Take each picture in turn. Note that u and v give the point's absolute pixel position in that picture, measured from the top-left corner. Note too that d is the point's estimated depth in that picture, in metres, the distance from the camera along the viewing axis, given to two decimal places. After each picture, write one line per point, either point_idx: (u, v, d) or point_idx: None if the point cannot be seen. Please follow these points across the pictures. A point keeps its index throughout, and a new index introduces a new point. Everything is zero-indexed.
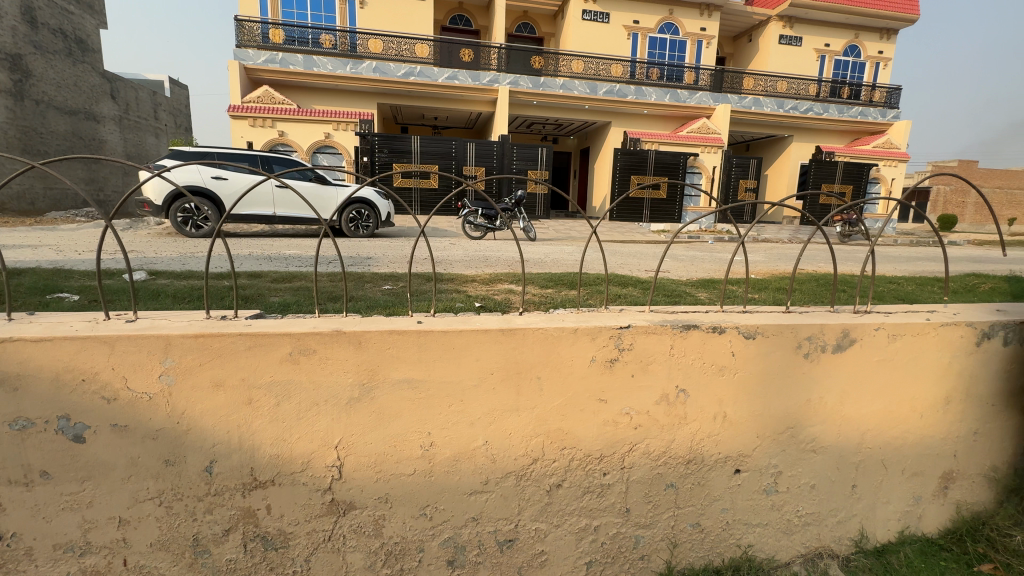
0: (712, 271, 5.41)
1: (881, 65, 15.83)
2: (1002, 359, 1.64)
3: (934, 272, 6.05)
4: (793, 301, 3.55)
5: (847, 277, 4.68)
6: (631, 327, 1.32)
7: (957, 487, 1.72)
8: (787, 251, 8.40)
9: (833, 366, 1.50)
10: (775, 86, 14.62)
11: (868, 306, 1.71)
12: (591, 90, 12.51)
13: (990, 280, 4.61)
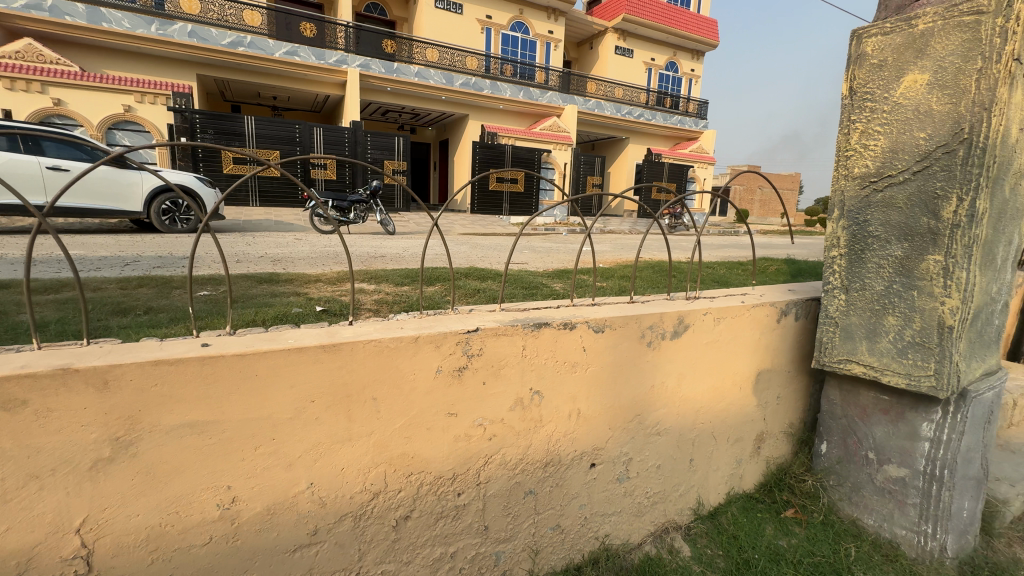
0: (565, 261, 5.73)
1: (693, 81, 18.59)
2: (794, 332, 1.92)
3: (735, 257, 7.31)
4: (635, 287, 3.88)
5: (674, 263, 5.33)
6: (479, 330, 1.19)
7: (767, 445, 1.98)
8: (627, 241, 9.42)
9: (672, 352, 1.58)
10: (613, 91, 16.17)
11: (697, 291, 1.85)
12: (447, 81, 12.34)
13: (774, 262, 5.68)
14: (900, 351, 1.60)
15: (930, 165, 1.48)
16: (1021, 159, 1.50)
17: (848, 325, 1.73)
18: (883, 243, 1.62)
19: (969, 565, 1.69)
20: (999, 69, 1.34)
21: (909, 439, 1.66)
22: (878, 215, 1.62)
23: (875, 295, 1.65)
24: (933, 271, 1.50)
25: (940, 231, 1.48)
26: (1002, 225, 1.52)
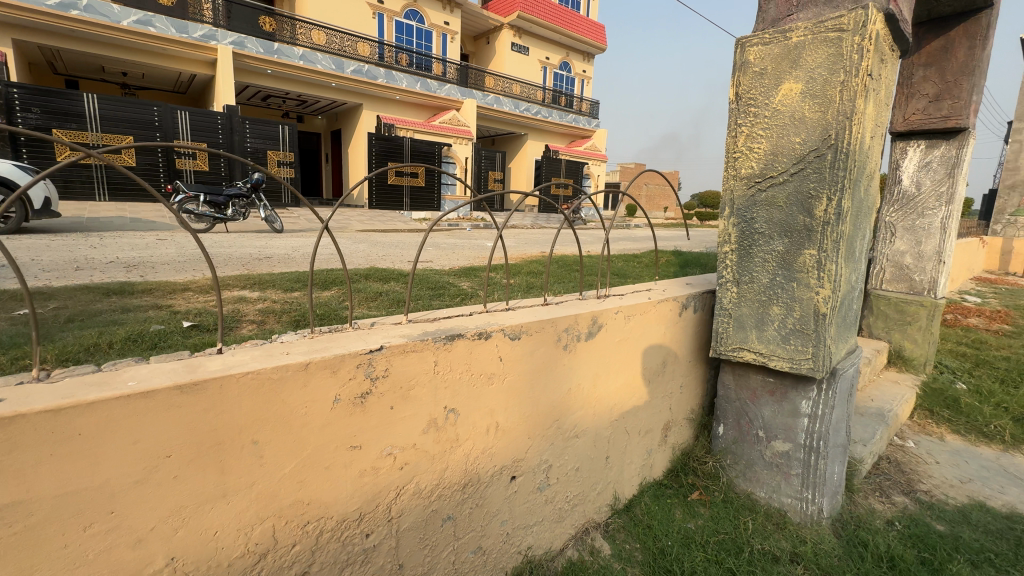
0: (473, 258, 5.64)
1: (585, 82, 19.53)
2: (693, 323, 2.02)
3: (630, 250, 7.83)
4: (542, 283, 3.92)
5: (578, 258, 5.52)
6: (384, 348, 1.05)
7: (673, 432, 2.08)
8: (530, 236, 9.65)
9: (587, 353, 1.56)
10: (511, 88, 16.40)
11: (606, 289, 1.87)
12: (336, 67, 11.53)
13: (665, 254, 6.14)
14: (784, 338, 1.74)
15: (804, 168, 1.62)
16: (871, 163, 1.71)
17: (739, 316, 1.86)
18: (766, 239, 1.75)
19: (839, 521, 1.92)
20: (858, 83, 1.49)
21: (791, 416, 1.83)
22: (762, 213, 1.75)
23: (761, 287, 1.78)
24: (808, 264, 1.65)
25: (813, 228, 1.63)
26: (859, 222, 1.72)
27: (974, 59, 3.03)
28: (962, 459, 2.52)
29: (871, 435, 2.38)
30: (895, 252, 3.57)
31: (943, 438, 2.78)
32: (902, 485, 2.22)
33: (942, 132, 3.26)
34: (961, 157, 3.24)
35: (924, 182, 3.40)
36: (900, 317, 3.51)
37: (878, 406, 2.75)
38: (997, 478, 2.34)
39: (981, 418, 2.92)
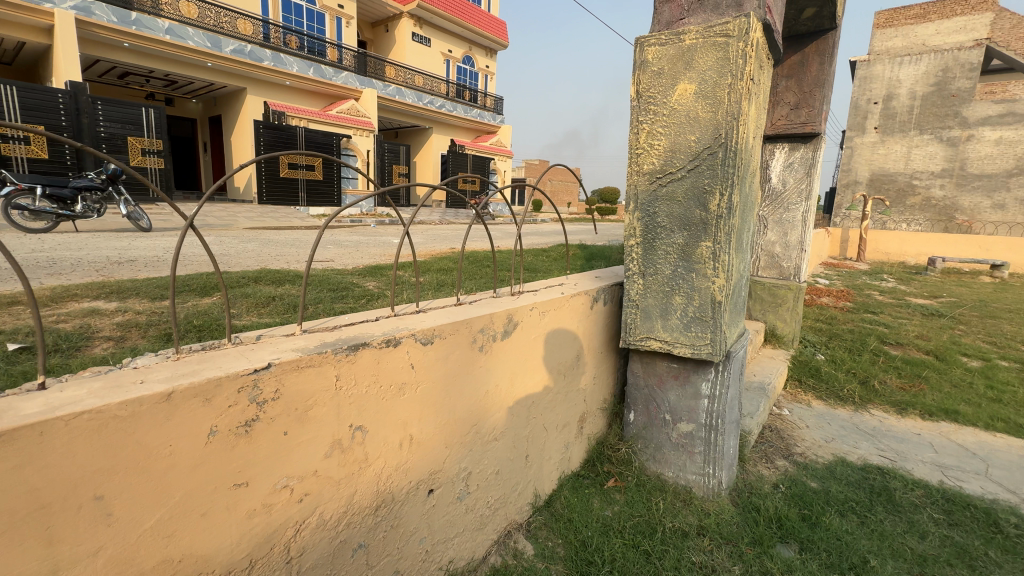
0: (379, 256, 5.40)
1: (489, 77, 19.65)
2: (604, 315, 2.07)
3: (537, 245, 8.03)
4: (452, 280, 3.83)
5: (488, 253, 5.53)
6: (273, 366, 0.90)
7: (588, 424, 2.12)
8: (438, 233, 9.48)
9: (504, 353, 1.51)
10: (413, 79, 15.94)
11: (520, 285, 1.84)
12: (213, 45, 10.31)
13: (570, 248, 6.39)
14: (685, 325, 1.84)
15: (700, 165, 1.72)
16: (754, 161, 1.86)
17: (645, 307, 1.93)
18: (667, 231, 1.83)
19: (736, 490, 2.09)
20: (743, 86, 1.61)
21: (694, 398, 1.95)
22: (663, 207, 1.83)
23: (664, 278, 1.87)
24: (706, 255, 1.75)
25: (709, 221, 1.73)
26: (746, 215, 1.86)
27: (824, 73, 3.49)
28: (825, 421, 2.91)
29: (757, 407, 2.65)
30: (767, 242, 4.02)
31: (810, 404, 3.19)
32: (783, 450, 2.49)
33: (801, 136, 3.72)
34: (816, 159, 3.73)
35: (789, 180, 3.86)
36: (773, 300, 3.97)
37: (759, 380, 3.07)
38: (852, 435, 2.73)
39: (837, 384, 3.40)
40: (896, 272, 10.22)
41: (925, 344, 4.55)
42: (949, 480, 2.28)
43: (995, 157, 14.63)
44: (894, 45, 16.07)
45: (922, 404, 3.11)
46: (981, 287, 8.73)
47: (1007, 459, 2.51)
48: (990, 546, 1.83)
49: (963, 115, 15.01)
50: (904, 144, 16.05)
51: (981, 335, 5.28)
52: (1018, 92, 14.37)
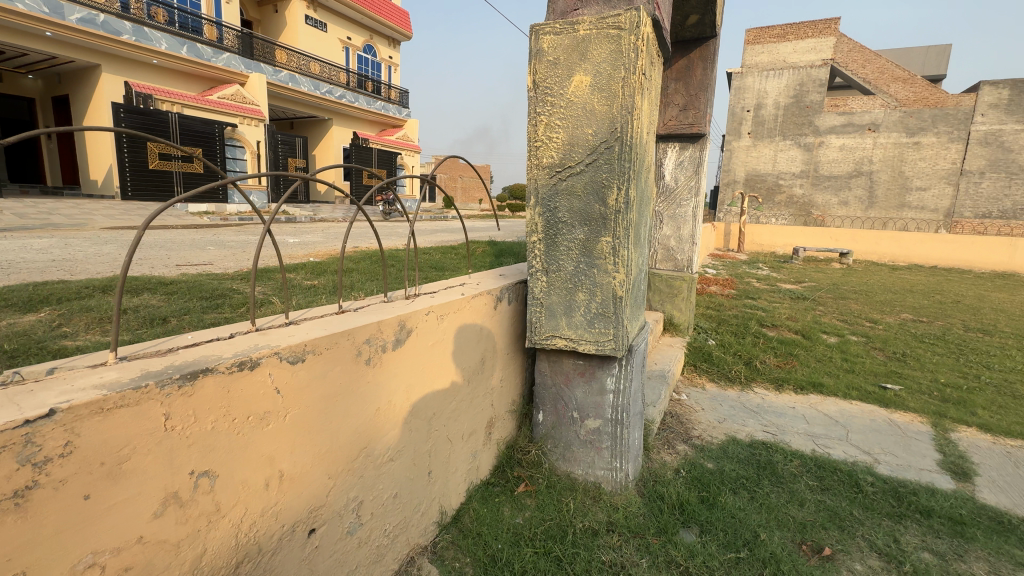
0: (269, 258, 4.91)
1: (392, 68, 19.00)
2: (508, 315, 1.99)
3: (446, 242, 7.85)
4: (351, 282, 3.54)
5: (392, 252, 5.28)
6: (60, 412, 0.68)
7: (496, 429, 2.02)
8: (340, 231, 8.90)
9: (395, 364, 1.36)
10: (308, 66, 14.83)
11: (416, 288, 1.69)
12: (52, 10, 8.68)
13: (479, 245, 6.34)
14: (589, 322, 1.82)
15: (597, 158, 1.69)
16: (648, 157, 1.89)
17: (549, 304, 1.88)
18: (568, 227, 1.79)
19: (641, 480, 2.13)
20: (635, 80, 1.60)
21: (599, 394, 1.95)
22: (563, 202, 1.78)
23: (566, 275, 1.83)
24: (606, 250, 1.74)
25: (608, 216, 1.72)
26: (643, 210, 1.89)
27: (707, 78, 3.76)
28: (717, 402, 3.12)
29: (658, 395, 2.75)
30: (664, 236, 4.25)
31: (704, 387, 3.40)
32: (682, 435, 2.61)
33: (689, 136, 3.97)
34: (702, 158, 4.00)
35: (680, 177, 4.10)
36: (669, 291, 4.20)
37: (660, 368, 3.21)
38: (740, 413, 2.96)
39: (726, 366, 3.68)
40: (768, 261, 11.57)
41: (794, 325, 5.14)
42: (820, 448, 2.53)
43: (839, 161, 17.18)
44: (761, 60, 18.15)
45: (795, 379, 3.47)
46: (833, 272, 10.16)
47: (862, 424, 2.86)
48: (854, 506, 2.05)
49: (815, 124, 17.40)
50: (771, 148, 18.23)
51: (836, 314, 6.11)
52: (854, 106, 16.98)
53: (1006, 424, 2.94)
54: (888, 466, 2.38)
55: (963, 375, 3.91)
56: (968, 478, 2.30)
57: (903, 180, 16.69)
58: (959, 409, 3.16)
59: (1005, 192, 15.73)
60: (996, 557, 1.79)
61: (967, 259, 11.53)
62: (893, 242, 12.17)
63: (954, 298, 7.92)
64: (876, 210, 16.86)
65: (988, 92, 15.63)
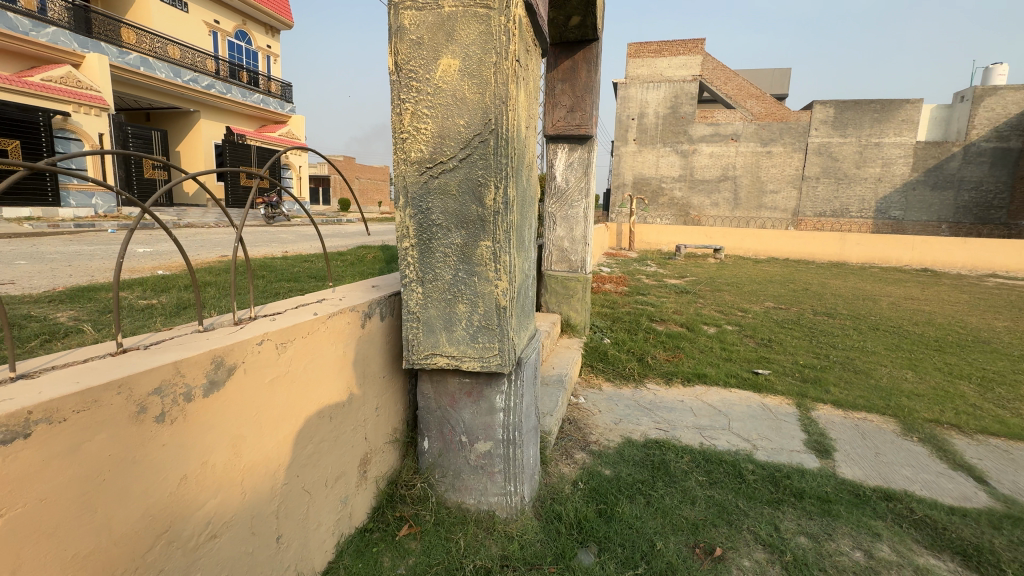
0: (103, 273, 4.09)
1: (270, 59, 17.46)
2: (382, 332, 1.73)
3: (336, 248, 7.27)
4: (202, 300, 3.01)
5: (266, 262, 4.70)
6: None
7: (373, 465, 1.74)
8: (208, 239, 7.83)
9: (211, 414, 1.04)
10: (165, 50, 12.96)
11: (255, 310, 1.37)
12: None
13: (371, 251, 5.96)
14: (472, 336, 1.63)
15: (471, 153, 1.51)
16: (529, 153, 1.75)
17: (427, 319, 1.65)
18: (444, 231, 1.59)
19: (538, 500, 1.99)
20: (508, 66, 1.45)
21: (488, 414, 1.77)
22: (437, 202, 1.57)
23: (444, 285, 1.62)
24: (487, 257, 1.57)
25: (488, 218, 1.54)
26: (525, 211, 1.75)
27: (591, 79, 3.79)
28: (614, 402, 3.12)
29: (554, 403, 2.66)
30: (557, 238, 4.24)
31: (601, 387, 3.40)
32: (580, 442, 2.54)
33: (577, 138, 3.98)
34: (590, 160, 4.05)
35: (570, 178, 4.11)
36: (565, 292, 4.20)
37: (557, 373, 3.14)
38: (634, 412, 2.97)
39: (620, 364, 3.74)
40: (655, 258, 12.49)
41: (679, 318, 5.49)
42: (706, 441, 2.61)
43: (710, 167, 19.20)
44: (641, 73, 19.55)
45: (682, 372, 3.63)
46: (709, 267, 11.22)
47: (740, 411, 3.03)
48: (739, 497, 2.11)
49: (689, 134, 19.23)
50: (653, 154, 19.82)
51: (713, 305, 6.69)
52: (720, 118, 19.05)
53: (853, 398, 3.32)
54: (765, 451, 2.52)
55: (816, 356, 4.41)
56: (828, 455, 2.50)
57: (760, 184, 19.13)
58: (816, 388, 3.52)
59: (834, 194, 18.73)
60: (858, 531, 1.92)
61: (810, 251, 13.47)
62: (755, 238, 13.85)
63: (803, 286, 9.14)
64: (740, 210, 19.20)
65: (819, 110, 18.45)
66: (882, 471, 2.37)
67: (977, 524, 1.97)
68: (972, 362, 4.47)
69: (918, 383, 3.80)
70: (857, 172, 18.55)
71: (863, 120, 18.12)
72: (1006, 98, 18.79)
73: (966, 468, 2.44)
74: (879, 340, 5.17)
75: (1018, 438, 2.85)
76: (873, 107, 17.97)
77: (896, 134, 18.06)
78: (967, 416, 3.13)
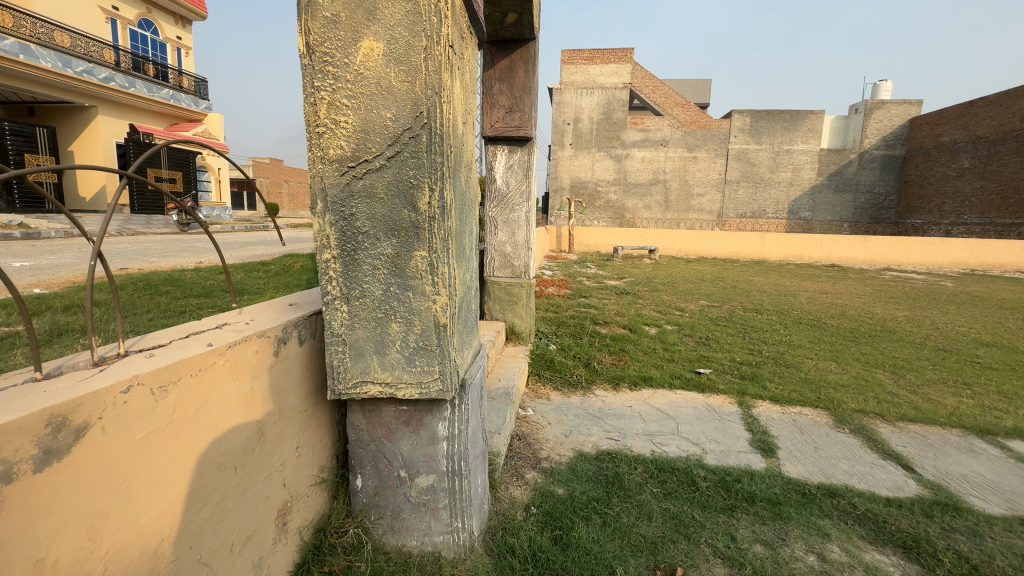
0: None
1: (179, 51, 16.05)
2: (303, 358, 1.48)
3: (260, 258, 6.70)
4: (88, 324, 2.57)
5: (175, 275, 4.19)
6: None
7: (296, 514, 1.49)
8: (105, 251, 6.94)
9: (50, 493, 0.78)
10: (53, 36, 11.31)
11: (130, 344, 1.10)
12: None
13: (299, 260, 5.54)
14: (407, 359, 1.43)
15: (401, 151, 1.32)
16: (467, 152, 1.59)
17: (355, 341, 1.43)
18: (370, 240, 1.38)
19: (489, 532, 1.82)
20: (441, 52, 1.28)
21: (430, 445, 1.57)
22: (362, 207, 1.36)
23: (373, 302, 1.41)
24: (422, 269, 1.38)
25: (423, 224, 1.35)
26: (465, 217, 1.58)
27: (529, 80, 3.69)
28: (563, 413, 3.01)
29: (502, 420, 2.49)
30: (499, 243, 4.10)
31: (549, 397, 3.27)
32: (531, 460, 2.39)
33: (517, 139, 3.87)
34: (531, 162, 3.94)
35: (511, 182, 3.98)
36: (509, 298, 4.06)
37: (504, 385, 2.98)
38: (584, 422, 2.88)
39: (568, 371, 3.65)
40: (595, 260, 12.78)
41: (622, 320, 5.53)
42: (657, 448, 2.55)
43: (642, 171, 20.00)
44: (575, 79, 19.98)
45: (629, 376, 3.60)
46: (646, 267, 11.59)
47: (688, 413, 3.03)
48: (694, 507, 2.05)
49: (622, 139, 19.93)
50: (589, 158, 20.35)
51: (653, 305, 6.86)
52: (650, 125, 19.92)
53: (788, 393, 3.44)
54: (715, 454, 2.50)
55: (750, 352, 4.59)
56: (773, 453, 2.53)
57: (687, 188, 20.19)
58: (754, 384, 3.62)
59: (753, 197, 20.16)
60: (809, 533, 1.92)
61: (735, 250, 14.36)
62: (686, 239, 14.55)
63: (731, 283, 9.66)
64: (671, 212, 20.19)
65: (738, 119, 19.81)
66: (822, 466, 2.42)
67: (912, 514, 2.04)
68: (883, 351, 4.85)
69: (841, 373, 4.04)
70: (772, 176, 20.09)
71: (775, 129, 19.66)
72: (891, 111, 21.17)
73: (894, 456, 2.55)
74: (805, 333, 5.50)
75: (932, 422, 3.06)
76: (783, 117, 19.55)
77: (803, 141, 19.76)
78: (887, 404, 3.34)
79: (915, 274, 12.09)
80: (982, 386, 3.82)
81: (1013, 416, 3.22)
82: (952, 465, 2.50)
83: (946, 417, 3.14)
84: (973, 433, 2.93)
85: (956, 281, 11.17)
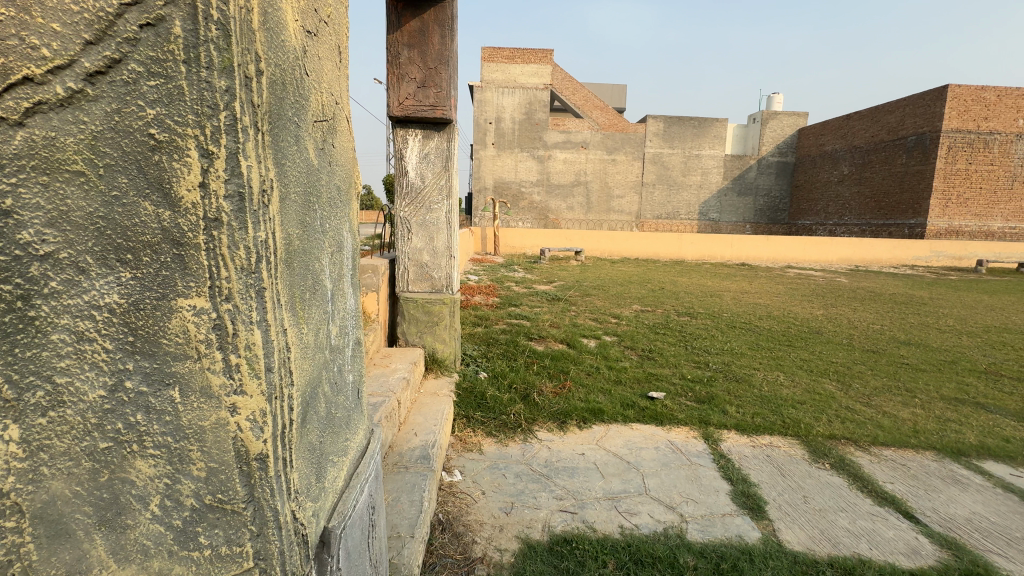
0: None
1: None
2: None
3: None
4: None
5: None
6: None
7: None
8: None
9: None
10: None
11: None
12: None
13: None
14: (180, 536, 0.65)
15: (126, 57, 0.54)
16: (325, 93, 0.83)
17: (47, 509, 0.61)
18: (63, 277, 0.57)
19: None
20: None
21: None
22: (28, 195, 0.54)
23: (78, 420, 0.60)
24: (198, 336, 0.60)
25: (196, 238, 0.58)
26: (325, 222, 0.84)
27: (446, 48, 2.95)
28: (501, 474, 2.29)
29: (417, 509, 1.75)
30: (414, 250, 3.31)
31: (481, 449, 2.55)
32: (461, 567, 1.67)
33: (432, 122, 3.11)
34: (450, 151, 3.20)
35: (426, 175, 3.21)
36: (428, 319, 3.32)
37: (421, 444, 2.22)
38: (528, 486, 2.20)
39: (502, 408, 2.95)
40: (522, 262, 12.34)
41: (557, 333, 4.95)
42: (626, 522, 1.95)
43: (564, 172, 20.04)
44: (496, 78, 19.40)
45: (576, 411, 2.98)
46: (573, 270, 11.28)
47: (651, 459, 2.47)
48: None
49: (544, 140, 19.77)
50: (512, 159, 19.98)
51: (587, 313, 6.37)
52: (570, 126, 19.96)
53: (752, 418, 3.02)
54: (696, 524, 1.94)
55: (697, 366, 4.20)
56: (763, 514, 2.03)
57: (607, 189, 20.55)
58: (714, 409, 3.16)
59: (668, 199, 21.00)
60: None
61: (655, 251, 14.62)
62: (609, 240, 14.58)
63: (658, 285, 9.56)
64: (593, 213, 20.43)
65: (652, 123, 20.42)
66: (822, 526, 1.97)
67: None
68: (821, 355, 4.72)
69: (793, 387, 3.73)
70: (684, 179, 21.01)
71: (686, 134, 20.58)
72: (783, 121, 22.93)
73: (890, 501, 2.16)
74: (744, 339, 5.28)
75: (904, 444, 2.77)
76: (692, 123, 20.51)
77: (711, 147, 20.88)
78: (852, 424, 3.01)
79: (814, 270, 12.99)
80: (924, 393, 3.70)
81: (970, 429, 3.03)
82: (950, 506, 2.15)
83: (914, 436, 2.86)
84: (946, 455, 2.67)
85: (848, 277, 12.08)
